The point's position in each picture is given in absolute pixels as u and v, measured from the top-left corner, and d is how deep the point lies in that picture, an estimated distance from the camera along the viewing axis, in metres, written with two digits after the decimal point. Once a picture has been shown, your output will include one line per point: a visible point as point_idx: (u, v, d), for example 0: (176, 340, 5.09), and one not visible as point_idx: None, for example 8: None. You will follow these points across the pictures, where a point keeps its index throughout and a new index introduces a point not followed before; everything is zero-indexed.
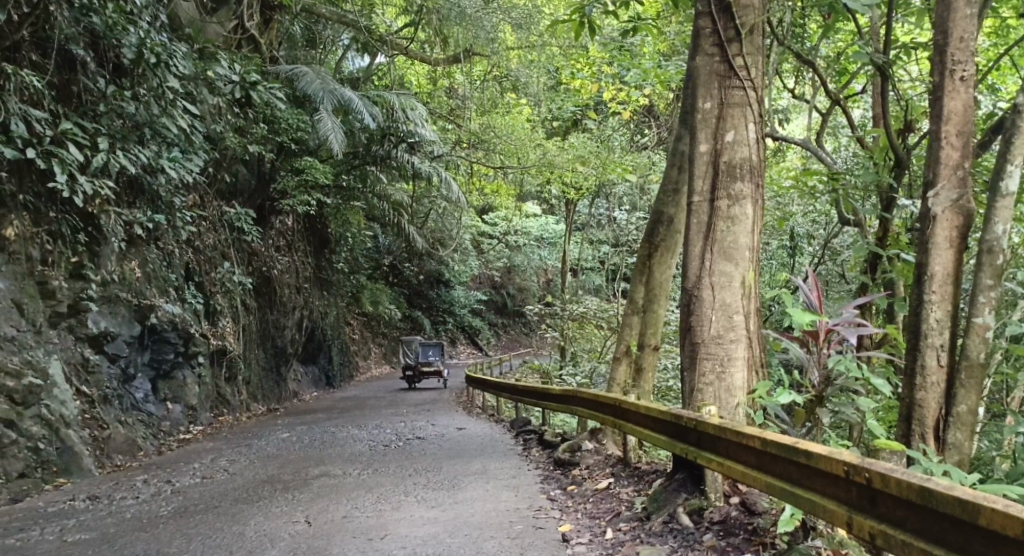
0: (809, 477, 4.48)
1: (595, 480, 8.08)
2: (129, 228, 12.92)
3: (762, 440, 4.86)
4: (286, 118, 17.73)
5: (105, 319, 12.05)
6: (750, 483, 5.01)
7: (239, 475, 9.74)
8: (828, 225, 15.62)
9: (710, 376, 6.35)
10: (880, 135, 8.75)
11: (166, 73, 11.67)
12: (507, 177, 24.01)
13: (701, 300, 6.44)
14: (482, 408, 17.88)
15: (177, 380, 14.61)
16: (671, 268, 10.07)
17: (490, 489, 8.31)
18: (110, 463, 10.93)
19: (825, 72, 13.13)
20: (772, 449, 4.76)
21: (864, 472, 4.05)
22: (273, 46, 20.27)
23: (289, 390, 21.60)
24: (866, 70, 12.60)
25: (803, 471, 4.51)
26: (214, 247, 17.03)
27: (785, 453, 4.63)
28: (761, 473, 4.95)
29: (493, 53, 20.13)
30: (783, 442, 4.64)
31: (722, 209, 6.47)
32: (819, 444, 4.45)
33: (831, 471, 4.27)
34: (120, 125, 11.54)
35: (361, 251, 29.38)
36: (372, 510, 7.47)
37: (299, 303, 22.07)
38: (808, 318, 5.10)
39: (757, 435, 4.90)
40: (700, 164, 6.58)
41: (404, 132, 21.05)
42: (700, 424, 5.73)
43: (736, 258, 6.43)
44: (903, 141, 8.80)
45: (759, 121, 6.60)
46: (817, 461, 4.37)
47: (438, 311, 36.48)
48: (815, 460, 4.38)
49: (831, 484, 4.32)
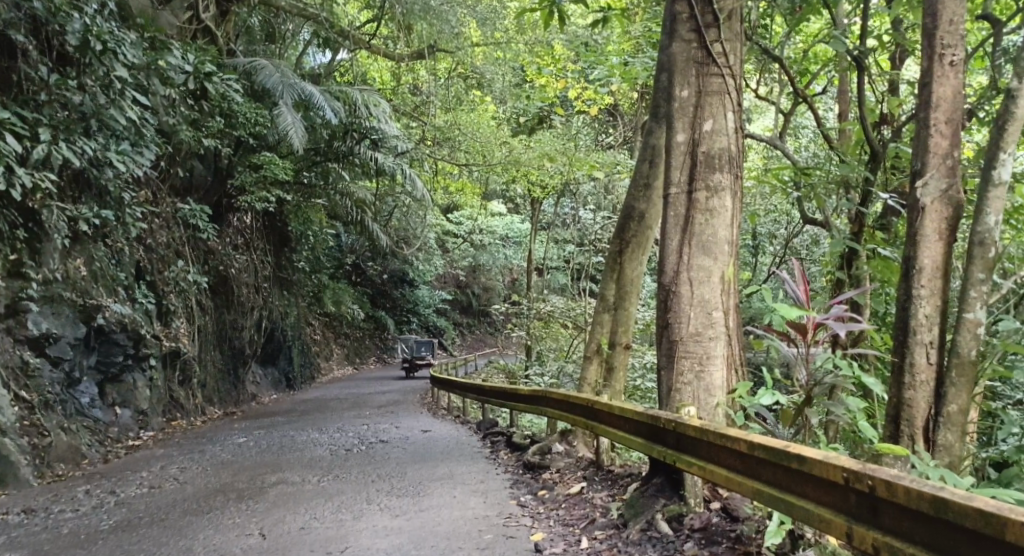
0: (801, 483, 4.19)
1: (567, 484, 7.76)
2: (74, 225, 12.41)
3: (749, 443, 4.57)
4: (243, 112, 17.24)
5: (47, 320, 11.57)
6: (735, 489, 4.71)
7: (190, 483, 9.29)
8: (795, 222, 15.45)
9: (688, 376, 6.06)
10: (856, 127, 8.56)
11: (114, 60, 11.19)
12: (472, 175, 23.69)
13: (679, 296, 6.14)
14: (447, 409, 17.51)
15: (127, 383, 14.07)
16: (642, 265, 9.83)
17: (457, 494, 7.95)
18: (52, 472, 10.43)
19: (791, 68, 13.02)
20: (760, 453, 4.46)
21: (866, 479, 3.77)
22: (230, 39, 19.70)
23: (247, 391, 21.02)
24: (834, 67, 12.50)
25: (795, 477, 4.22)
26: (168, 245, 16.52)
27: (775, 457, 4.34)
28: (748, 479, 4.65)
29: (456, 48, 19.89)
30: (772, 446, 4.34)
31: (700, 200, 6.18)
32: (812, 447, 4.17)
33: (828, 478, 3.99)
34: (64, 116, 11.12)
35: (323, 250, 28.90)
36: (331, 519, 7.09)
37: (258, 302, 21.51)
38: (794, 312, 4.80)
39: (743, 438, 4.60)
40: (677, 154, 6.28)
41: (366, 128, 20.69)
42: (680, 427, 5.44)
43: (715, 253, 6.14)
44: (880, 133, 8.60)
45: (739, 109, 6.32)
46: (813, 467, 4.08)
47: (402, 311, 35.96)
48: (810, 466, 4.09)
49: (828, 491, 4.03)
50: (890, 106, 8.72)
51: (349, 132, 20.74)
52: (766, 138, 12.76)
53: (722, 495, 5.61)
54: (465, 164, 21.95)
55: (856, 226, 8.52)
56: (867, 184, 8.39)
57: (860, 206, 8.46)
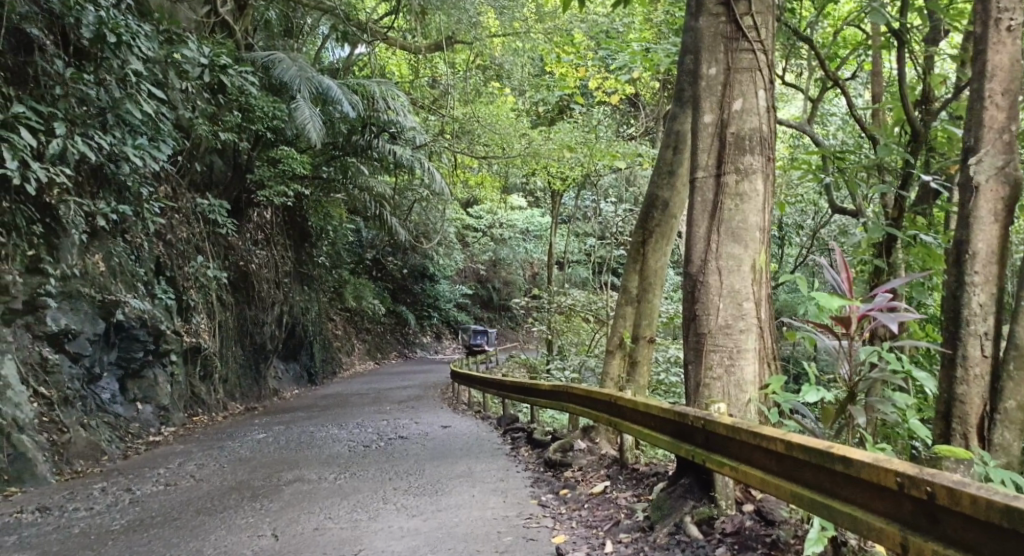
0: (847, 488, 3.92)
1: (590, 484, 7.48)
2: (92, 219, 12.27)
3: (786, 443, 4.28)
4: (261, 106, 17.01)
5: (66, 316, 11.42)
6: (771, 492, 4.42)
7: (205, 481, 9.08)
8: (821, 212, 15.08)
9: (718, 370, 5.76)
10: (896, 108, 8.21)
11: (129, 52, 11.02)
12: (492, 168, 23.44)
13: (707, 287, 5.84)
14: (468, 405, 17.28)
15: (148, 379, 13.93)
16: (666, 256, 9.54)
17: (476, 494, 7.69)
18: (70, 469, 10.28)
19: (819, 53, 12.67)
20: (799, 454, 4.18)
21: (925, 485, 3.51)
22: (249, 33, 19.53)
23: (269, 387, 20.87)
24: (863, 53, 12.16)
25: (840, 482, 3.95)
26: (188, 240, 16.39)
27: (817, 459, 4.06)
28: (784, 481, 4.36)
29: (474, 39, 19.66)
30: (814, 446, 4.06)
31: (730, 184, 5.87)
32: (859, 450, 3.89)
33: (878, 482, 3.73)
34: (82, 110, 10.98)
35: (343, 245, 28.79)
36: (347, 520, 6.86)
37: (278, 297, 21.33)
38: (836, 301, 4.50)
39: (780, 438, 4.32)
40: (704, 135, 5.98)
41: (384, 121, 20.44)
42: (709, 424, 5.13)
43: (745, 240, 5.83)
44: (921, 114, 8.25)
45: (770, 87, 5.99)
46: (861, 470, 3.80)
47: (422, 306, 35.84)
48: (858, 469, 3.82)
49: (877, 497, 3.77)
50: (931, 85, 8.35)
51: (368, 125, 20.54)
52: (794, 126, 12.40)
53: (756, 496, 5.31)
54: (485, 157, 21.68)
55: (895, 213, 8.19)
56: (907, 167, 7.97)
57: (899, 192, 8.03)
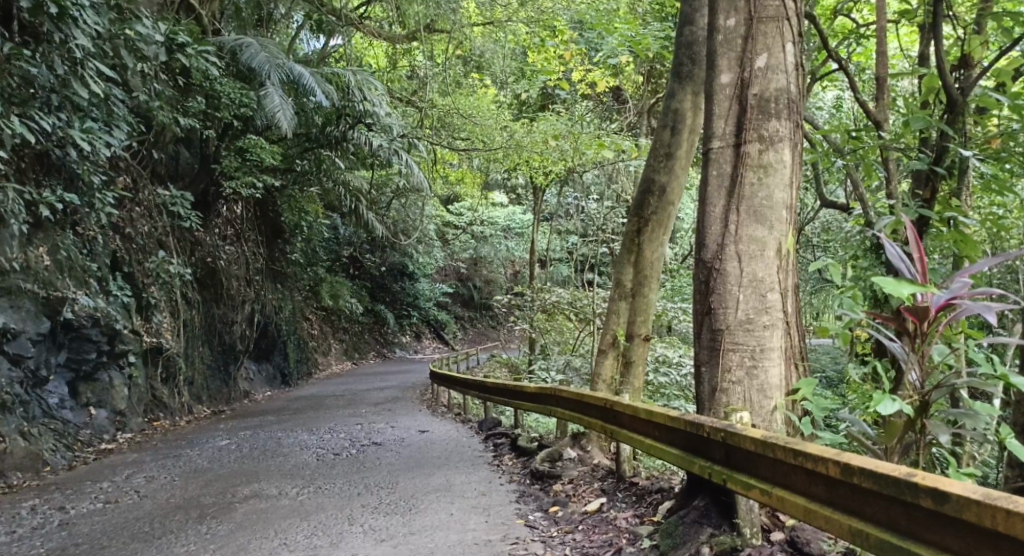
0: (937, 530, 3.42)
1: (583, 501, 6.65)
2: (36, 209, 11.30)
3: (851, 468, 3.71)
4: (227, 92, 16.04)
5: (4, 314, 10.46)
6: (826, 526, 3.84)
7: (153, 497, 8.36)
8: (814, 206, 14.28)
9: (738, 373, 5.00)
10: (929, 75, 7.41)
11: (73, 26, 9.97)
12: (473, 162, 22.62)
13: (724, 276, 5.08)
14: (447, 406, 16.45)
15: (102, 382, 12.98)
16: (663, 246, 8.71)
17: (455, 511, 6.88)
18: (5, 482, 9.49)
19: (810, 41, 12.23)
20: (866, 483, 3.65)
21: None
22: (218, 19, 18.42)
23: (240, 388, 19.86)
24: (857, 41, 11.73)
25: (928, 523, 3.45)
26: (149, 234, 15.42)
27: (894, 492, 3.55)
28: (842, 514, 3.79)
29: (453, 27, 18.88)
30: (890, 476, 3.54)
31: (752, 154, 5.10)
32: (948, 480, 3.40)
33: (990, 527, 3.23)
34: (19, 88, 9.98)
35: (320, 242, 27.91)
36: (303, 547, 6.18)
37: (250, 295, 20.31)
38: (905, 288, 4.10)
39: (843, 461, 3.74)
40: (722, 98, 5.20)
41: (360, 112, 19.35)
42: (731, 438, 4.45)
43: (770, 220, 5.08)
44: (958, 79, 7.44)
45: (799, 40, 5.22)
46: (962, 511, 3.31)
47: (401, 305, 34.90)
48: (960, 510, 3.32)
49: (982, 541, 3.28)
50: (970, 50, 7.54)
51: (342, 116, 19.41)
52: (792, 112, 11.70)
53: (786, 522, 4.63)
54: (467, 150, 20.79)
55: (928, 194, 7.51)
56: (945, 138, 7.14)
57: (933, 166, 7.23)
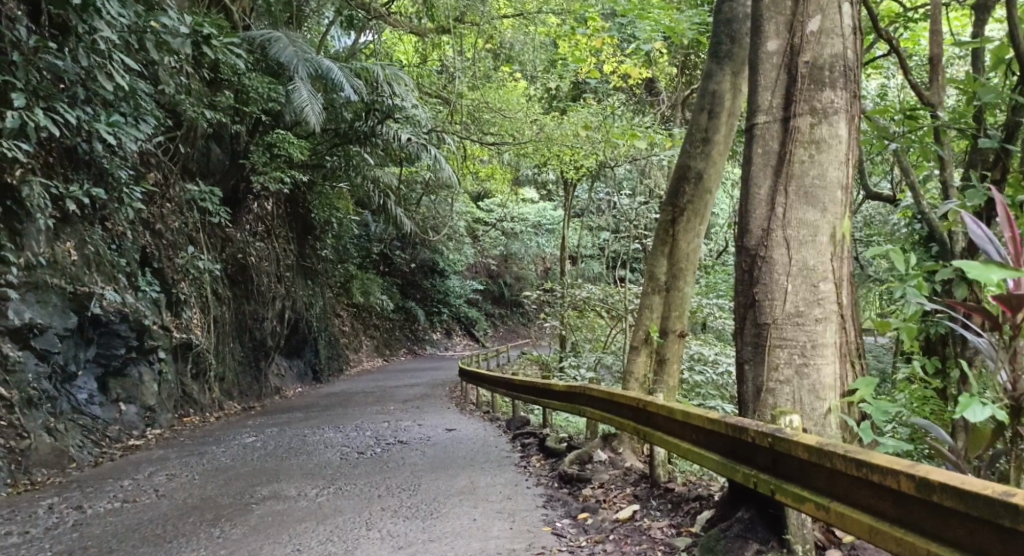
0: None
1: (614, 508, 6.22)
2: (63, 203, 11.03)
3: (930, 485, 3.32)
4: (255, 87, 15.74)
5: (31, 309, 10.19)
6: (896, 548, 3.45)
7: (170, 496, 8.06)
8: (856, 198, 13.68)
9: (786, 372, 4.71)
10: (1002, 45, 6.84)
11: (97, 17, 9.57)
12: (503, 157, 22.22)
13: (771, 264, 4.80)
14: (477, 405, 16.08)
15: (131, 378, 12.74)
16: (698, 236, 8.29)
17: (479, 516, 6.48)
18: (28, 479, 9.24)
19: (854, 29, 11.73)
20: (949, 502, 3.26)
21: None
22: (248, 14, 18.18)
23: (271, 385, 19.60)
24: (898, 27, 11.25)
25: None
26: (179, 229, 15.21)
27: (983, 513, 3.16)
28: (915, 535, 3.41)
29: (483, 19, 18.49)
30: (980, 495, 3.15)
31: (802, 129, 4.82)
32: None
33: None
34: (44, 80, 9.66)
35: (350, 238, 27.72)
36: (317, 554, 5.81)
37: (280, 291, 20.09)
38: (994, 273, 3.67)
39: (917, 474, 3.36)
40: (768, 67, 4.95)
41: (389, 106, 19.06)
42: (780, 443, 4.08)
43: (823, 202, 4.79)
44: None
45: (855, 2, 4.91)
46: None
47: (431, 302, 34.59)
48: None
49: None
50: None
51: (371, 111, 19.18)
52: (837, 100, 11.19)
53: (842, 540, 4.34)
54: (497, 144, 20.37)
55: (997, 173, 7.09)
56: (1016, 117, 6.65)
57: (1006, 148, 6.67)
